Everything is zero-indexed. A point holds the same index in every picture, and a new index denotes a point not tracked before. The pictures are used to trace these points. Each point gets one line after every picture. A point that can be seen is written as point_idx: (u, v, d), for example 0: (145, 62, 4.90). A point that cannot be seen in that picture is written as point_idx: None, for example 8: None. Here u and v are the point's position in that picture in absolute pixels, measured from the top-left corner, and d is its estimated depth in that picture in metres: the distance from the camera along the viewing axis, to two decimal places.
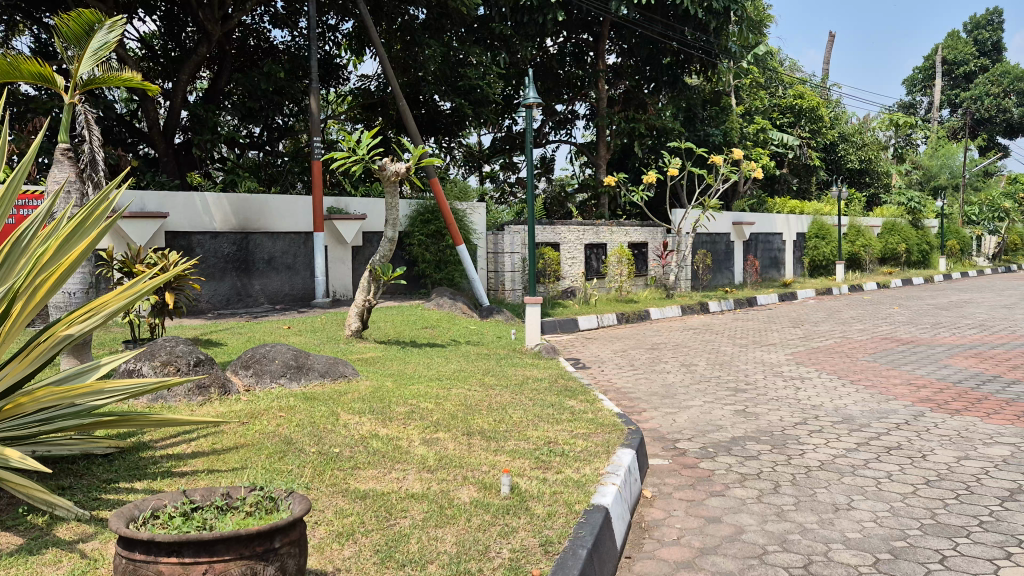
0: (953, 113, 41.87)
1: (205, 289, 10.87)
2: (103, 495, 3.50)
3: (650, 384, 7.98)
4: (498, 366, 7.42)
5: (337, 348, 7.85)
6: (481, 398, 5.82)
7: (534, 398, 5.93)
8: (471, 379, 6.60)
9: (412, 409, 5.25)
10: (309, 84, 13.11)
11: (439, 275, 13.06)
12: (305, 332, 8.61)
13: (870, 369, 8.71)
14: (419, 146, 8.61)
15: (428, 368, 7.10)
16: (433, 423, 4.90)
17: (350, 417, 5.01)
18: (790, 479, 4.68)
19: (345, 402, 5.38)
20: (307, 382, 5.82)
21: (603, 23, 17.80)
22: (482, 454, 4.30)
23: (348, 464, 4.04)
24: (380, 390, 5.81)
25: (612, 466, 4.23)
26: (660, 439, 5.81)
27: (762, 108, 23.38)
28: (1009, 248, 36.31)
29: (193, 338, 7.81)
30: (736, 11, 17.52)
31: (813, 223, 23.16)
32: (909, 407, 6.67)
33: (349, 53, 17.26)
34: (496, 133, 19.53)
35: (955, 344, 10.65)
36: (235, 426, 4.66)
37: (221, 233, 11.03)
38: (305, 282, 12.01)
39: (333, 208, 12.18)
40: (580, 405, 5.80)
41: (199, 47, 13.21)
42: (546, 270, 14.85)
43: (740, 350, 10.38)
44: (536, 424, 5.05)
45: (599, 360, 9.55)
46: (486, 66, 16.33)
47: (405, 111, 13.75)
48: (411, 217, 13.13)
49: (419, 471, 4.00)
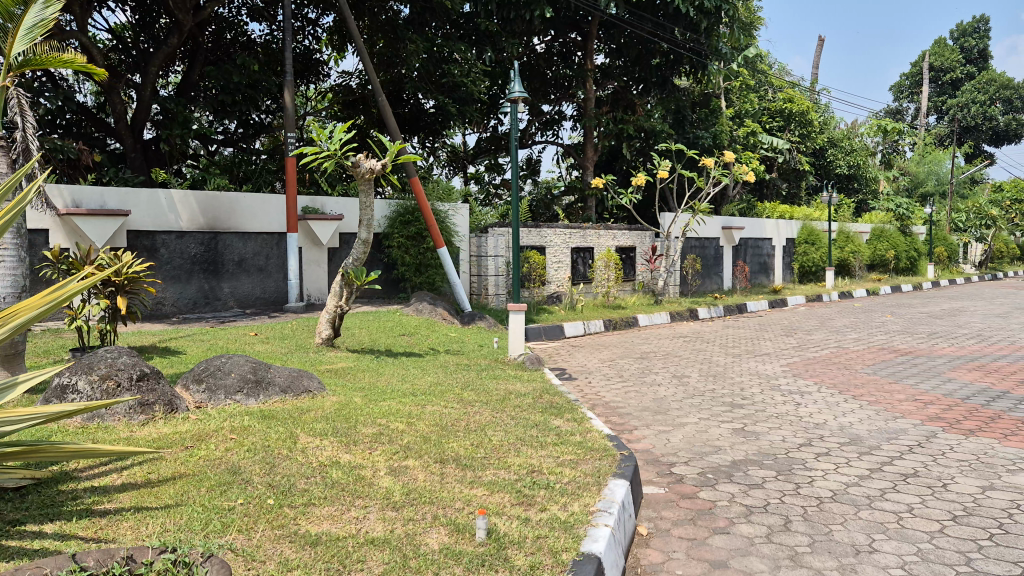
0: (939, 120, 41.67)
1: (170, 292, 10.28)
2: (3, 542, 2.93)
3: (640, 398, 7.49)
4: (478, 379, 6.89)
5: (306, 358, 7.29)
6: (459, 416, 5.30)
7: (517, 417, 5.42)
8: (449, 395, 6.07)
9: (381, 431, 4.73)
10: (284, 78, 12.50)
11: (418, 278, 12.48)
12: (274, 339, 8.06)
13: (871, 383, 8.25)
14: (397, 142, 8.02)
15: (402, 380, 6.56)
16: (402, 447, 4.39)
17: (309, 439, 4.48)
18: (801, 514, 4.19)
19: (306, 421, 4.85)
20: (266, 399, 5.26)
21: (591, 22, 17.30)
22: (456, 487, 3.78)
23: (301, 500, 3.52)
24: (346, 407, 5.28)
25: (604, 502, 3.72)
26: (654, 462, 5.31)
27: (752, 111, 23.04)
28: (995, 255, 36.13)
29: (149, 347, 7.25)
30: (727, 11, 17.09)
31: (802, 228, 22.78)
32: (920, 427, 6.21)
33: (330, 49, 16.70)
34: (482, 133, 19.05)
35: (955, 356, 10.21)
36: (177, 451, 4.13)
37: (187, 233, 10.46)
38: (278, 285, 11.41)
39: (308, 207, 11.62)
40: (567, 425, 5.29)
41: (169, 39, 12.62)
42: (531, 274, 14.30)
43: (733, 360, 9.90)
44: (518, 449, 4.53)
45: (586, 371, 9.05)
46: (473, 63, 15.75)
47: (385, 107, 13.18)
48: (391, 218, 12.58)
49: (383, 509, 3.47)
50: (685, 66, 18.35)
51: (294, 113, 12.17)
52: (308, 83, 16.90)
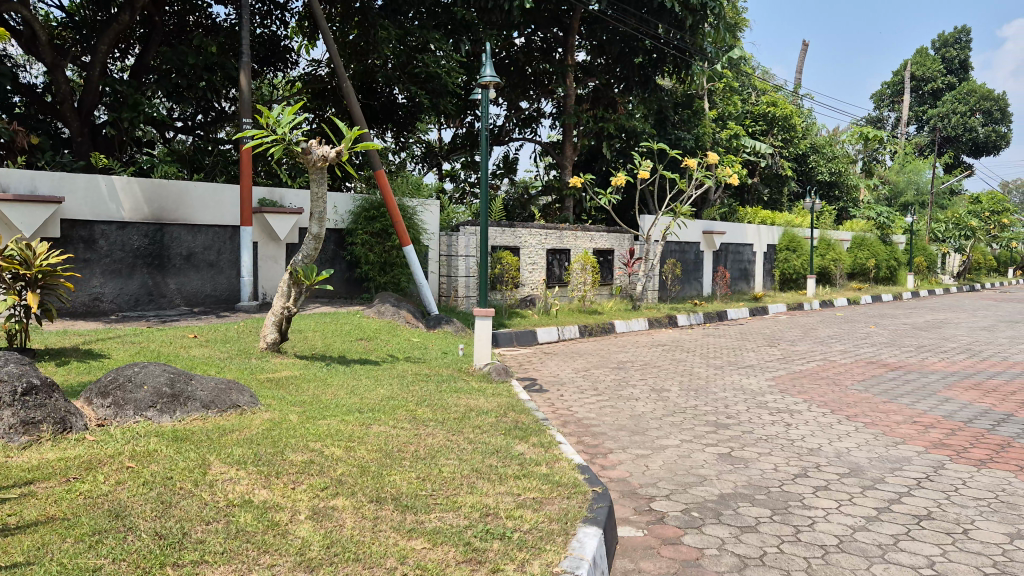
0: (919, 130, 41.50)
1: (108, 288, 9.48)
2: None
3: (616, 416, 6.81)
4: (437, 393, 6.16)
5: (246, 364, 6.54)
6: (408, 440, 4.60)
7: (475, 441, 4.73)
8: (400, 411, 5.37)
9: (313, 458, 4.02)
10: (242, 61, 11.68)
11: (383, 277, 11.73)
12: (215, 342, 7.32)
13: (865, 402, 7.62)
14: (355, 128, 7.24)
15: (351, 394, 5.84)
16: (333, 481, 3.69)
17: (222, 469, 3.75)
18: (804, 569, 3.54)
19: (225, 446, 4.12)
20: (183, 416, 4.52)
21: (573, 17, 16.66)
22: (390, 539, 3.08)
23: (191, 556, 2.79)
24: (277, 427, 4.55)
25: (571, 560, 3.05)
26: (631, 496, 4.64)
27: (735, 114, 22.52)
28: (973, 266, 35.99)
29: (69, 349, 6.48)
30: (714, 9, 16.49)
31: (784, 234, 22.29)
32: (924, 456, 5.60)
33: (301, 37, 15.96)
34: (458, 129, 18.42)
35: (948, 372, 9.64)
36: (52, 485, 3.37)
37: (130, 224, 9.67)
38: (230, 283, 10.63)
39: (265, 200, 10.84)
40: (533, 451, 4.62)
41: (120, 15, 11.75)
42: (503, 277, 13.54)
43: (714, 373, 9.27)
44: (471, 484, 3.84)
45: (557, 382, 8.38)
46: (448, 56, 14.97)
47: (351, 97, 12.39)
48: (355, 213, 11.83)
49: (293, 570, 2.77)
50: (668, 66, 17.78)
51: (250, 98, 11.33)
52: (275, 70, 16.11)
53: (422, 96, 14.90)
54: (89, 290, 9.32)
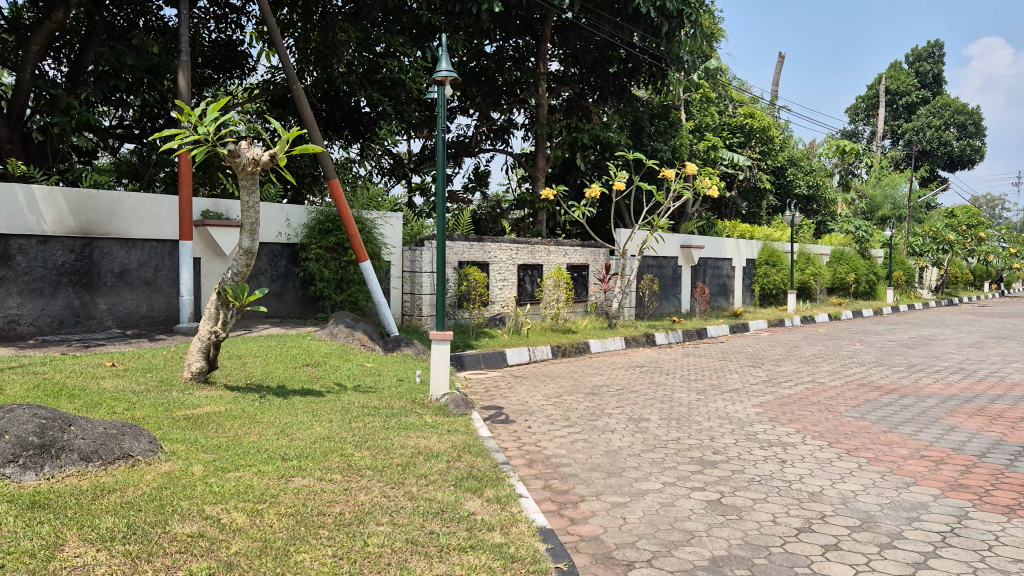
0: (894, 144, 41.30)
1: (28, 309, 8.60)
2: None
3: (589, 453, 6.00)
4: (381, 431, 5.33)
5: (164, 398, 5.67)
6: (334, 496, 3.79)
7: (418, 496, 3.91)
8: (335, 457, 4.54)
9: (206, 530, 3.17)
10: (184, 63, 10.81)
11: (339, 296, 10.89)
12: (136, 372, 6.44)
13: (864, 433, 6.87)
14: (294, 127, 6.36)
15: (280, 434, 5.00)
16: (222, 567, 2.84)
17: (78, 551, 2.89)
18: None
19: (94, 513, 3.26)
20: (54, 472, 3.68)
21: (546, 23, 15.89)
22: None
23: None
24: (172, 484, 3.72)
25: None
26: (605, 563, 3.83)
27: (712, 125, 21.97)
28: (949, 279, 35.75)
29: None
30: (691, 16, 15.72)
31: (762, 248, 21.72)
32: (944, 502, 4.84)
33: (260, 43, 15.15)
34: (427, 139, 17.68)
35: (947, 396, 8.93)
36: None
37: (53, 238, 8.78)
38: (168, 302, 9.77)
39: (208, 212, 10.00)
40: (484, 510, 3.81)
41: (54, 12, 10.86)
42: (470, 294, 12.74)
43: (697, 398, 8.49)
44: (403, 564, 3.02)
45: (525, 411, 7.58)
46: (413, 62, 14.24)
47: (303, 102, 11.49)
48: (309, 226, 10.99)
49: None
50: (643, 75, 17.02)
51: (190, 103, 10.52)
52: (231, 77, 15.27)
53: (383, 103, 14.00)
54: (4, 312, 8.43)
